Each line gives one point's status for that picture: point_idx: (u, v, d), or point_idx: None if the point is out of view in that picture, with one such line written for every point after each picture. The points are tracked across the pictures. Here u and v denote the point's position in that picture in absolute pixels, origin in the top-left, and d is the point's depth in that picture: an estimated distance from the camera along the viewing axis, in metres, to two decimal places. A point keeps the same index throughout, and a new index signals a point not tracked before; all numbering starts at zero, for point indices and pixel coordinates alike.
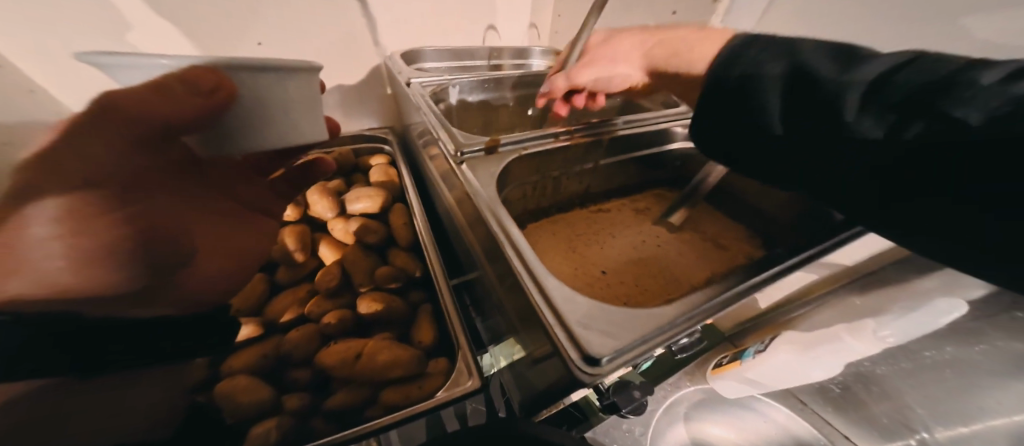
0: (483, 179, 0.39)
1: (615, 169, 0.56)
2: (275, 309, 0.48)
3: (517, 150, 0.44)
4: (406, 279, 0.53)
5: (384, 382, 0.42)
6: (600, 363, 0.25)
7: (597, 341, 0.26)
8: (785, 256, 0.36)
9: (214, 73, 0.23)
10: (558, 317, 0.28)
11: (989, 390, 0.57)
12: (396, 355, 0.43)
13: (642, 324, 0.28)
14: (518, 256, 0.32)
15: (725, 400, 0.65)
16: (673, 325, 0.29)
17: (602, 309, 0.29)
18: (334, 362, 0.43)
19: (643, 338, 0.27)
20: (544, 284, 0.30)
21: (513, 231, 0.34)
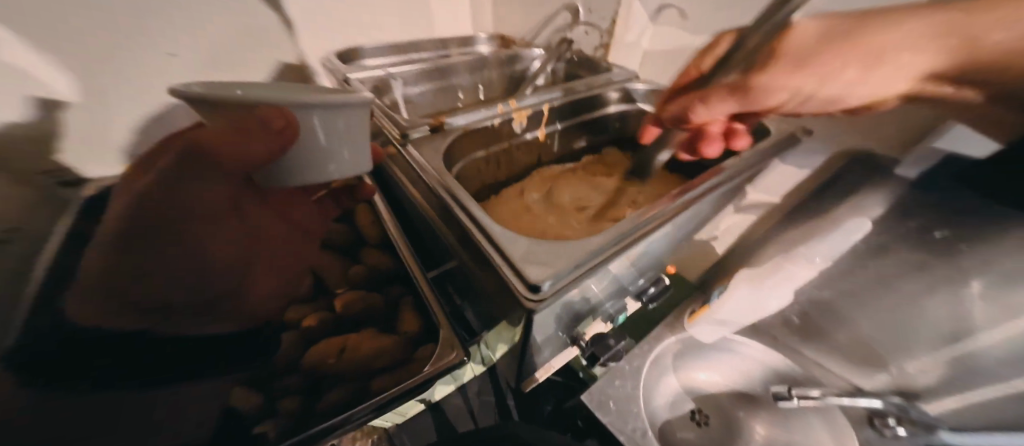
0: (426, 155, 0.40)
1: (564, 136, 0.57)
2: None
3: (462, 127, 0.45)
4: (379, 275, 0.53)
5: (373, 371, 0.42)
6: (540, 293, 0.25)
7: (538, 270, 0.26)
8: (713, 184, 0.39)
9: (287, 114, 0.25)
10: (504, 255, 0.27)
11: (916, 302, 0.50)
12: (382, 343, 0.43)
13: (580, 251, 0.28)
14: (466, 211, 0.32)
15: (703, 347, 0.68)
16: (610, 254, 0.29)
17: (542, 245, 0.28)
18: (314, 359, 0.42)
19: (578, 264, 0.27)
20: (491, 230, 0.30)
21: (459, 191, 0.34)
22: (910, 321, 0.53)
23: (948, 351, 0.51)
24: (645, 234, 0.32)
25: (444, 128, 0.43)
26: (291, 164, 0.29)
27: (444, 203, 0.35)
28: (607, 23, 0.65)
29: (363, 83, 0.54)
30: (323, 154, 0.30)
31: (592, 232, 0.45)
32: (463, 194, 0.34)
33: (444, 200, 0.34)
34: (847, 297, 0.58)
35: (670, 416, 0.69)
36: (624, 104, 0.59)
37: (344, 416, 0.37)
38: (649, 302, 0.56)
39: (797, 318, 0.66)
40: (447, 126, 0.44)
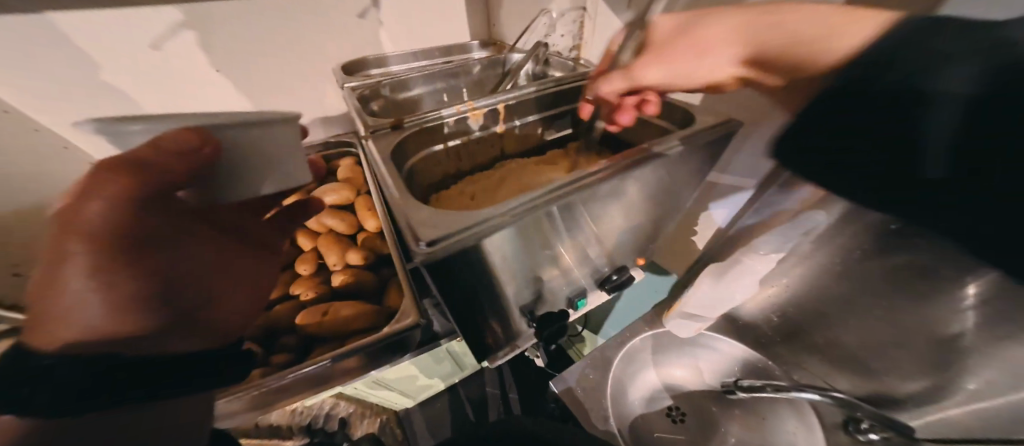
0: (378, 145, 0.38)
1: (538, 123, 0.54)
2: None
3: (420, 122, 0.42)
4: (369, 257, 0.65)
5: (349, 333, 0.53)
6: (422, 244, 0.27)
7: (429, 231, 0.28)
8: (634, 159, 0.39)
9: (205, 134, 0.20)
10: (405, 221, 0.29)
11: (891, 301, 0.50)
12: (353, 311, 0.53)
13: (475, 216, 0.30)
14: (389, 187, 0.33)
15: (675, 341, 0.71)
16: (502, 215, 0.31)
17: (444, 212, 0.30)
18: (306, 321, 0.53)
19: (468, 226, 0.28)
20: (402, 202, 0.31)
21: (386, 169, 0.35)
22: (889, 325, 0.51)
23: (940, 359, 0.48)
24: (544, 201, 0.34)
25: (402, 125, 0.42)
26: (227, 178, 0.23)
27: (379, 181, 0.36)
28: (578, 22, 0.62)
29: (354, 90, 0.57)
30: (275, 165, 0.24)
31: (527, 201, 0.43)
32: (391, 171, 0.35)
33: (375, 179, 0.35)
34: (825, 299, 0.57)
35: (647, 411, 0.69)
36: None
37: (312, 362, 0.48)
38: (609, 282, 0.60)
39: (777, 317, 0.67)
40: (405, 123, 0.42)
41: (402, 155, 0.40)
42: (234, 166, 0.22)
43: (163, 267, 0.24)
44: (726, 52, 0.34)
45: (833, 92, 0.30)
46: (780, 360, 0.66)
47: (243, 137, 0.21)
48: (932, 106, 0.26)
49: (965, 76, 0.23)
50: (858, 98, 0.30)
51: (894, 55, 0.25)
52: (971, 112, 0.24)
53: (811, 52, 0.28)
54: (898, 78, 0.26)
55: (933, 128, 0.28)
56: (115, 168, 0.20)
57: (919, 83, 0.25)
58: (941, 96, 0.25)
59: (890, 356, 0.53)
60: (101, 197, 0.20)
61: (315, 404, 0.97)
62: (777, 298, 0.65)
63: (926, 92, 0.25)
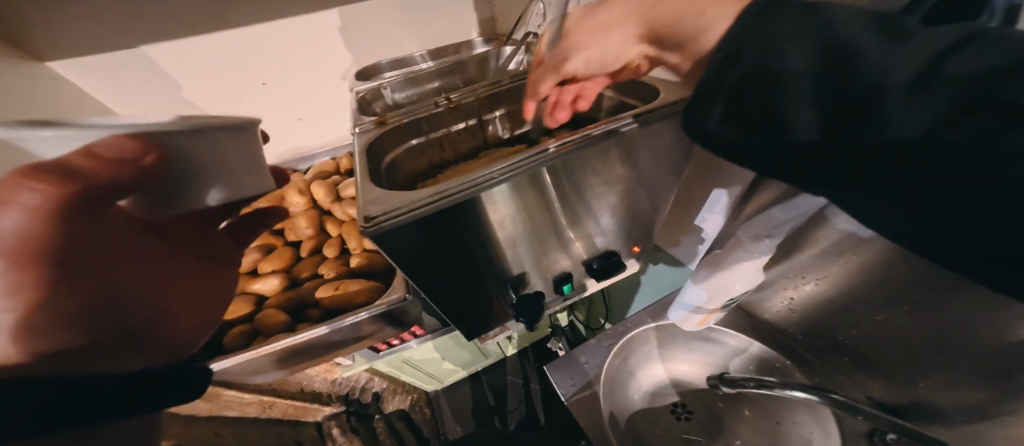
0: (360, 139, 0.44)
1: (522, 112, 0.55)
2: (296, 269, 0.71)
3: (401, 119, 0.48)
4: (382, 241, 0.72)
5: (357, 306, 0.61)
6: (369, 221, 0.33)
7: (375, 209, 0.34)
8: (581, 139, 0.41)
9: (145, 143, 0.20)
10: (361, 199, 0.36)
11: (920, 306, 0.42)
12: (362, 287, 0.61)
13: (413, 197, 0.35)
14: (358, 171, 0.39)
15: (679, 335, 0.67)
16: (441, 197, 0.35)
17: (391, 194, 0.36)
18: (323, 294, 0.63)
19: (404, 205, 0.34)
20: (363, 184, 0.37)
21: (360, 158, 0.40)
22: (924, 339, 0.43)
23: (983, 377, 0.39)
24: (480, 184, 0.37)
25: (385, 121, 0.47)
26: (162, 187, 0.23)
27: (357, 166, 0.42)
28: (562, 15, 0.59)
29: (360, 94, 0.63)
30: (216, 176, 0.25)
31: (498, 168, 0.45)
32: (363, 159, 0.40)
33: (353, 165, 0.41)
34: (852, 301, 0.50)
35: (649, 405, 0.67)
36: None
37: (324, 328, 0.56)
38: (596, 267, 0.60)
39: (798, 316, 0.60)
40: (388, 120, 0.47)
41: (382, 149, 0.45)
42: (178, 174, 0.22)
43: (101, 281, 0.23)
44: (624, 31, 0.32)
45: (697, 97, 0.26)
46: (803, 364, 0.60)
47: (180, 142, 0.20)
48: (783, 92, 0.22)
49: (859, 36, 0.19)
50: (716, 99, 0.25)
51: (770, 23, 0.21)
52: (829, 87, 0.20)
53: (690, 32, 0.26)
54: (759, 73, 0.22)
55: (790, 100, 0.22)
56: (32, 174, 0.18)
57: (785, 122, 0.22)
58: (794, 77, 0.21)
59: (929, 377, 0.45)
60: (16, 207, 0.18)
61: (351, 376, 1.10)
62: (797, 295, 0.58)
63: (773, 78, 0.22)
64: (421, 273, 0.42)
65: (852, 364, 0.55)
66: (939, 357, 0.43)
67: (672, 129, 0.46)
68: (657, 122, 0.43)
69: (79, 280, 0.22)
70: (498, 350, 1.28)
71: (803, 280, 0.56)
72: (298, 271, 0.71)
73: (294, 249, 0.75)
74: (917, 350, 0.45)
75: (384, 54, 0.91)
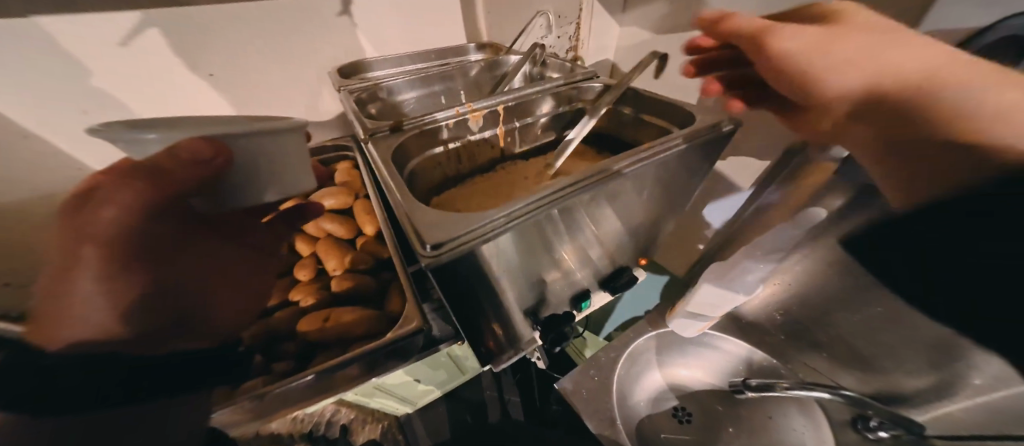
0: (380, 149, 0.39)
1: (537, 128, 0.53)
2: (264, 294, 0.59)
3: (421, 125, 0.43)
4: (375, 261, 0.66)
5: (352, 339, 0.52)
6: (427, 251, 0.29)
7: (436, 236, 0.30)
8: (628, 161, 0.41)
9: (215, 145, 0.25)
10: (412, 224, 0.31)
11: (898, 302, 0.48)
12: (358, 316, 0.53)
13: (471, 221, 0.31)
14: (397, 193, 0.33)
15: (678, 342, 0.70)
16: (497, 221, 0.32)
17: (446, 216, 0.31)
18: (308, 328, 0.52)
19: (466, 230, 0.30)
20: (407, 206, 0.32)
21: (395, 177, 0.35)
22: (899, 334, 0.50)
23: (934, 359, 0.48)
24: (538, 207, 0.35)
25: (402, 127, 0.42)
26: (215, 189, 0.28)
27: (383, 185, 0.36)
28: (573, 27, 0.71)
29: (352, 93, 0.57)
30: (267, 175, 0.31)
31: None
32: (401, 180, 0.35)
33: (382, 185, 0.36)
34: (833, 299, 0.56)
35: (651, 411, 0.68)
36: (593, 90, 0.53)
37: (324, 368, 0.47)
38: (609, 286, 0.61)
39: (780, 317, 0.66)
40: (405, 126, 0.42)
41: (402, 160, 0.40)
42: (233, 174, 0.28)
43: (158, 278, 0.30)
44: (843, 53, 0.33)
45: None
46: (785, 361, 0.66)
47: (237, 143, 0.26)
48: None
49: None
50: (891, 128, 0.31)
51: None
52: None
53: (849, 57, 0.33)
54: None
55: None
56: (129, 176, 0.26)
57: None
58: None
59: (907, 367, 0.52)
60: (113, 204, 0.27)
61: (313, 413, 0.96)
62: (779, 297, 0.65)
63: None
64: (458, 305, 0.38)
65: (831, 359, 0.62)
66: (900, 346, 0.51)
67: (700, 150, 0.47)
68: (690, 148, 0.43)
69: (136, 272, 0.28)
70: (477, 367, 1.22)
71: (788, 283, 0.62)
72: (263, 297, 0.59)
73: None
74: (891, 342, 0.52)
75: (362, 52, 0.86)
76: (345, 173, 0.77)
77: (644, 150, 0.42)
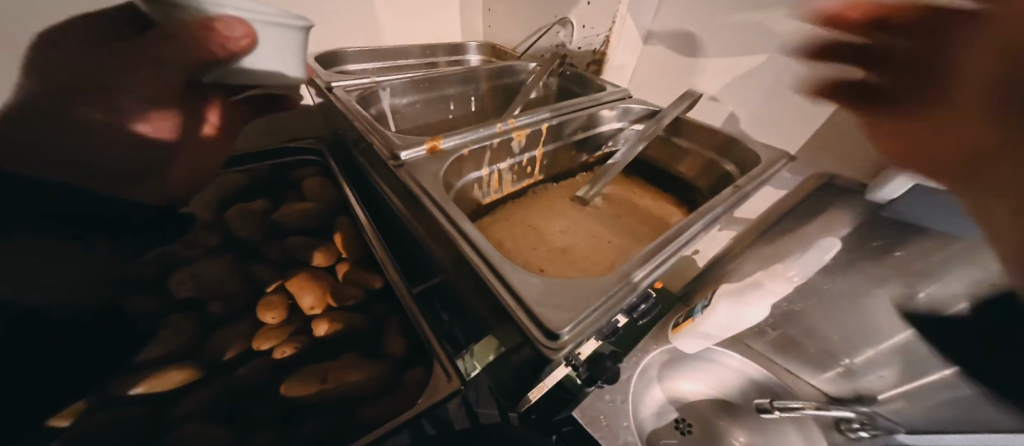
0: (426, 179, 0.34)
1: (571, 152, 0.50)
2: (216, 345, 0.45)
3: (464, 145, 0.39)
4: (365, 292, 0.55)
5: (359, 400, 0.42)
6: (558, 338, 0.23)
7: (555, 315, 0.24)
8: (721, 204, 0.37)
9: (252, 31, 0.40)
10: (518, 299, 0.25)
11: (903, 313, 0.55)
12: (365, 373, 0.43)
13: (590, 293, 0.26)
14: (479, 253, 0.28)
15: (685, 357, 0.72)
16: (621, 292, 0.27)
17: (557, 286, 0.27)
18: (299, 392, 0.40)
19: (592, 308, 0.25)
20: (504, 273, 0.27)
21: (470, 230, 0.30)
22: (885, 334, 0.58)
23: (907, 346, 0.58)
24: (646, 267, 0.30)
25: (440, 149, 0.38)
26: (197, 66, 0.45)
27: (449, 239, 0.31)
28: (600, 40, 0.67)
29: (348, 91, 0.54)
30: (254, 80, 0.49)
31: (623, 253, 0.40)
32: (476, 234, 0.30)
33: (451, 239, 0.30)
34: None
35: (657, 424, 0.69)
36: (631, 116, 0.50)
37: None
38: (639, 318, 0.59)
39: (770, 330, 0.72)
40: (444, 145, 0.38)
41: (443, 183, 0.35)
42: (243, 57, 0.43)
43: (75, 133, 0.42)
44: None
45: None
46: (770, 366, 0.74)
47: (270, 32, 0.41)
48: None
49: None
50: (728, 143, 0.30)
51: None
52: None
53: None
54: None
55: None
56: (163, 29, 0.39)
57: None
58: None
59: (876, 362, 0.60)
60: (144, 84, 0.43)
61: None
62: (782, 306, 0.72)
63: None
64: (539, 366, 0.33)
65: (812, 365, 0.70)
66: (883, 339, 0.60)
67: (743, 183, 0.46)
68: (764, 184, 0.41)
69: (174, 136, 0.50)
70: None
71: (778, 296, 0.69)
72: (217, 348, 0.45)
73: (195, 312, 0.47)
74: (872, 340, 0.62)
75: (348, 40, 0.77)
76: (323, 188, 0.64)
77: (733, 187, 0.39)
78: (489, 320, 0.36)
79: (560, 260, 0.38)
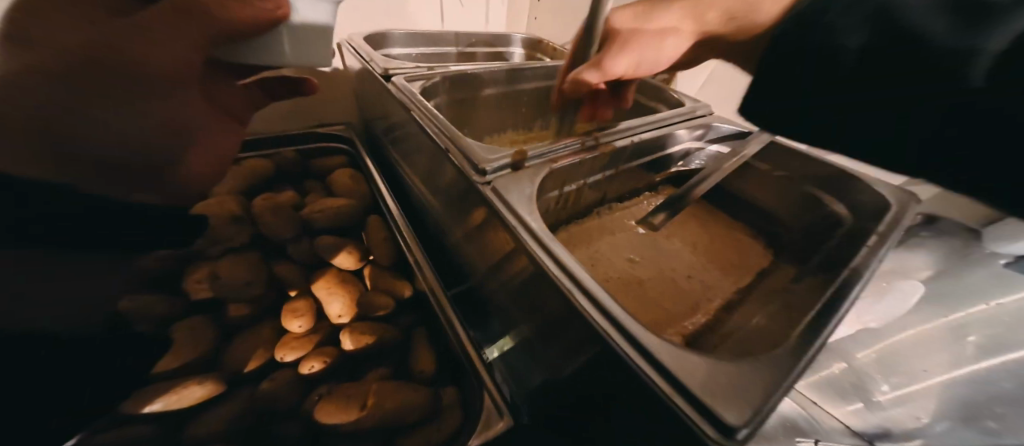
0: (517, 201, 0.32)
1: (635, 174, 0.48)
2: (237, 355, 0.41)
3: (546, 163, 0.37)
4: (397, 302, 0.51)
5: (400, 429, 0.39)
6: (738, 440, 0.17)
7: (730, 407, 0.18)
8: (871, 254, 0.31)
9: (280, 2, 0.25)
10: (670, 381, 0.20)
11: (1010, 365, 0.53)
12: (408, 398, 0.39)
13: (763, 376, 0.20)
14: (596, 305, 0.24)
15: None
16: (802, 374, 0.21)
17: (718, 366, 0.21)
18: (336, 422, 0.37)
19: (772, 397, 0.19)
20: (637, 338, 0.22)
21: (580, 272, 0.26)
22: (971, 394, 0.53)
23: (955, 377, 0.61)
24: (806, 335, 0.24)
25: (525, 165, 0.36)
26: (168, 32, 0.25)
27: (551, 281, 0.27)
28: None
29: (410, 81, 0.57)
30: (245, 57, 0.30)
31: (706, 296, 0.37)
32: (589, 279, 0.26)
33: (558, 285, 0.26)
34: None
35: None
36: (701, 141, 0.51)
37: None
38: None
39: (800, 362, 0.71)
40: (529, 161, 0.37)
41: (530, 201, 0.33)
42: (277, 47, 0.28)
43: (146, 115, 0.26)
44: None
45: None
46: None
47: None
48: None
49: None
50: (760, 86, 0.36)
51: None
52: None
53: None
54: None
55: None
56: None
57: None
58: None
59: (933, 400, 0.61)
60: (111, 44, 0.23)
61: None
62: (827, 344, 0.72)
63: None
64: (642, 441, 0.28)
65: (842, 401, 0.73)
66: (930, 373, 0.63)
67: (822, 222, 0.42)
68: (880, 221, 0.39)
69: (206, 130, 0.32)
70: None
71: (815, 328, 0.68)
72: (236, 361, 0.40)
73: (213, 317, 0.43)
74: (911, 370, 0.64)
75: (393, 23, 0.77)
76: (354, 182, 0.61)
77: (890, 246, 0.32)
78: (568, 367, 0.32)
79: (641, 298, 0.36)
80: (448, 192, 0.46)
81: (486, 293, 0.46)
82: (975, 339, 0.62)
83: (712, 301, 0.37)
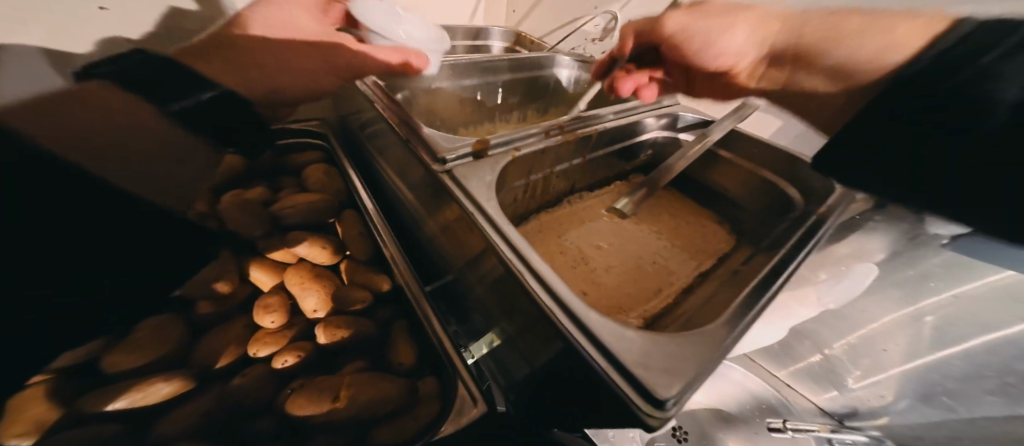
0: (477, 189, 0.33)
1: (603, 162, 0.49)
2: (207, 351, 0.40)
3: (509, 151, 0.38)
4: (372, 295, 0.51)
5: (373, 421, 0.39)
6: (666, 409, 0.19)
7: (662, 379, 0.20)
8: (813, 238, 0.33)
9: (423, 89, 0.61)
10: (609, 357, 0.22)
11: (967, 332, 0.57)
12: (381, 389, 0.39)
13: (696, 349, 0.22)
14: (547, 290, 0.25)
15: None
16: (731, 346, 0.23)
17: (655, 340, 0.22)
18: (309, 414, 0.37)
19: (702, 367, 0.21)
20: (582, 318, 0.23)
21: (533, 258, 0.27)
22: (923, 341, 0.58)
23: (906, 353, 0.65)
24: (744, 306, 0.26)
25: (487, 154, 0.37)
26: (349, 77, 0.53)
27: (508, 269, 0.28)
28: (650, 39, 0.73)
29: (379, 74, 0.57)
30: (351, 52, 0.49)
31: (665, 279, 0.39)
32: (541, 265, 0.27)
33: (512, 271, 0.27)
34: None
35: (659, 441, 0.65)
36: (667, 131, 0.52)
37: None
38: None
39: None
40: (490, 150, 0.37)
41: (491, 188, 0.33)
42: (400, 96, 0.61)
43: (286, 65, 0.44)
44: None
45: None
46: (758, 371, 0.80)
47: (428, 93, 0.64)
48: None
49: None
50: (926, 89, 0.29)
51: None
52: None
53: None
54: None
55: None
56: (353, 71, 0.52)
57: None
58: None
59: None
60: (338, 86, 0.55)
61: None
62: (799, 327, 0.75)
63: None
64: (599, 416, 0.29)
65: (816, 387, 0.77)
66: (884, 349, 0.68)
67: (785, 207, 0.44)
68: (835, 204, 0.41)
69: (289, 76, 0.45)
70: None
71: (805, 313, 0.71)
72: (205, 357, 0.40)
73: (179, 314, 0.42)
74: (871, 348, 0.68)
75: None
76: (327, 176, 0.61)
77: (831, 228, 0.34)
78: (531, 349, 0.34)
79: (603, 282, 0.37)
80: (419, 183, 0.47)
81: (459, 282, 0.47)
82: (930, 320, 0.61)
83: (673, 284, 0.38)
